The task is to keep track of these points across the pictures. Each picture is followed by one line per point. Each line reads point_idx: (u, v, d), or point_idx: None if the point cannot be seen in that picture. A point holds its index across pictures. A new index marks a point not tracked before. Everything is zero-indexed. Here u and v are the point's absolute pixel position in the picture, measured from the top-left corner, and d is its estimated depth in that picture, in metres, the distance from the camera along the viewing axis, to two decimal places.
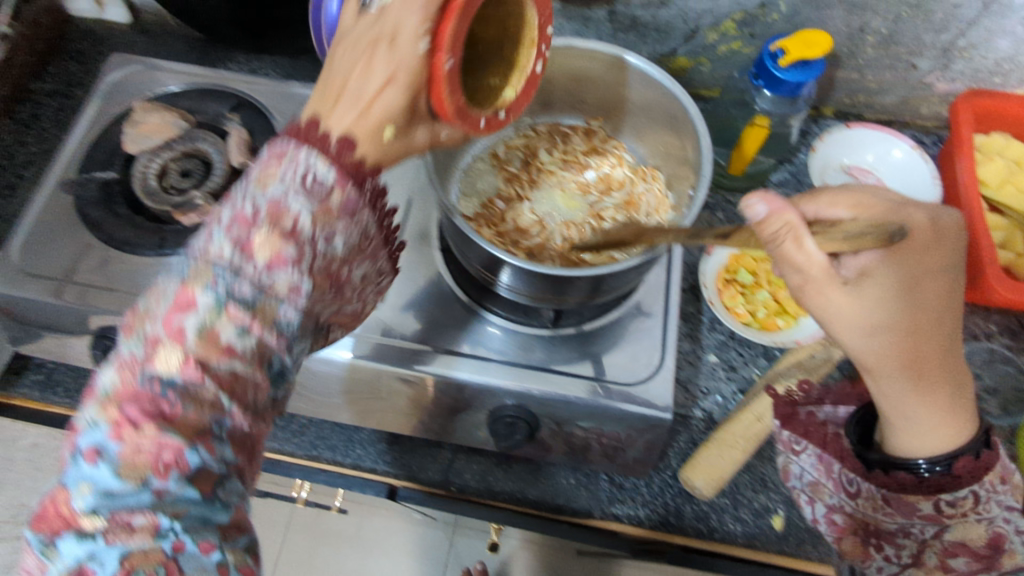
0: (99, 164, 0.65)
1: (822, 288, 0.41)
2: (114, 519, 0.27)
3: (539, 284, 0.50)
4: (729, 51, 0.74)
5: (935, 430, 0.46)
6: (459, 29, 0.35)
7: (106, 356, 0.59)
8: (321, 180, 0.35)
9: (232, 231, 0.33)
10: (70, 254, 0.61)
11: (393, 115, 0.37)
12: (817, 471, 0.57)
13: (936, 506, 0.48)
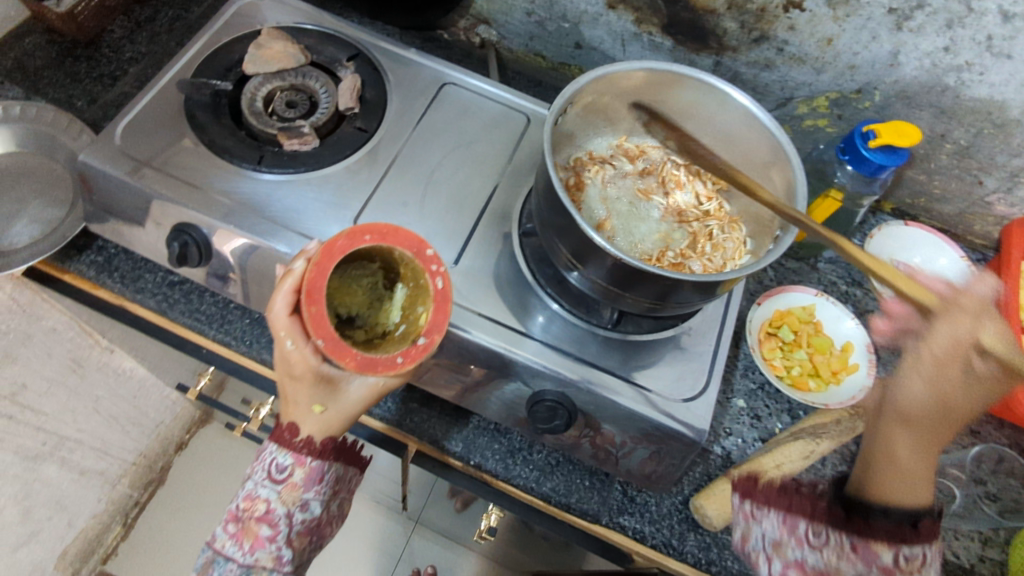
0: (215, 74, 0.68)
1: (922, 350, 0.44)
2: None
3: (619, 280, 0.53)
4: (813, 126, 0.79)
5: (910, 480, 0.45)
6: (314, 313, 0.44)
7: (181, 250, 0.60)
8: (282, 463, 0.52)
9: (228, 531, 0.53)
10: (170, 149, 0.63)
11: (319, 396, 0.49)
12: (782, 529, 0.49)
13: (895, 556, 0.44)
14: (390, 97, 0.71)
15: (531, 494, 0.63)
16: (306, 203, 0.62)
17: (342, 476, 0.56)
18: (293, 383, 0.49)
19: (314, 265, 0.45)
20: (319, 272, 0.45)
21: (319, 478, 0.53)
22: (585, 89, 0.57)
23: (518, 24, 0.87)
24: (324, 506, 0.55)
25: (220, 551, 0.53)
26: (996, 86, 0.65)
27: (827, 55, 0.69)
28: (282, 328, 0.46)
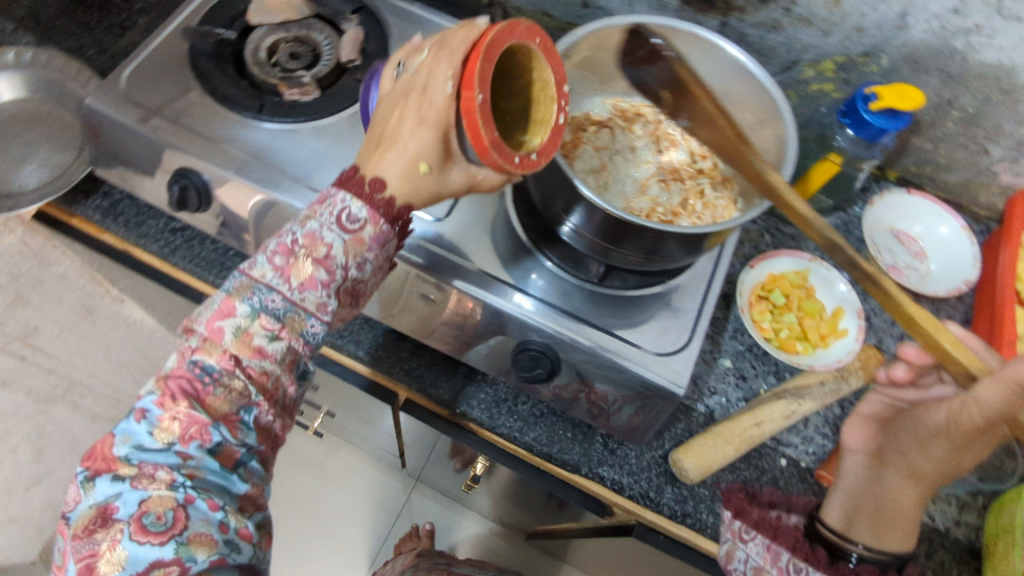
0: (220, 22, 0.68)
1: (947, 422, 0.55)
2: (179, 434, 0.43)
3: (605, 234, 0.54)
4: (819, 91, 0.78)
5: (904, 525, 0.58)
6: (484, 72, 0.41)
7: (180, 195, 0.62)
8: (355, 216, 0.46)
9: (274, 261, 0.45)
10: (176, 98, 0.64)
11: (431, 151, 0.45)
12: (764, 555, 0.60)
13: None
14: (391, 50, 0.71)
15: (515, 442, 0.65)
16: (305, 151, 0.63)
17: (395, 259, 0.50)
18: (413, 126, 0.45)
19: (498, 31, 0.41)
20: (501, 38, 0.41)
21: (386, 247, 0.48)
22: (582, 42, 0.56)
23: None
24: (376, 273, 0.49)
25: (262, 278, 0.45)
26: (1006, 50, 0.64)
27: (834, 16, 0.68)
28: (446, 67, 0.42)
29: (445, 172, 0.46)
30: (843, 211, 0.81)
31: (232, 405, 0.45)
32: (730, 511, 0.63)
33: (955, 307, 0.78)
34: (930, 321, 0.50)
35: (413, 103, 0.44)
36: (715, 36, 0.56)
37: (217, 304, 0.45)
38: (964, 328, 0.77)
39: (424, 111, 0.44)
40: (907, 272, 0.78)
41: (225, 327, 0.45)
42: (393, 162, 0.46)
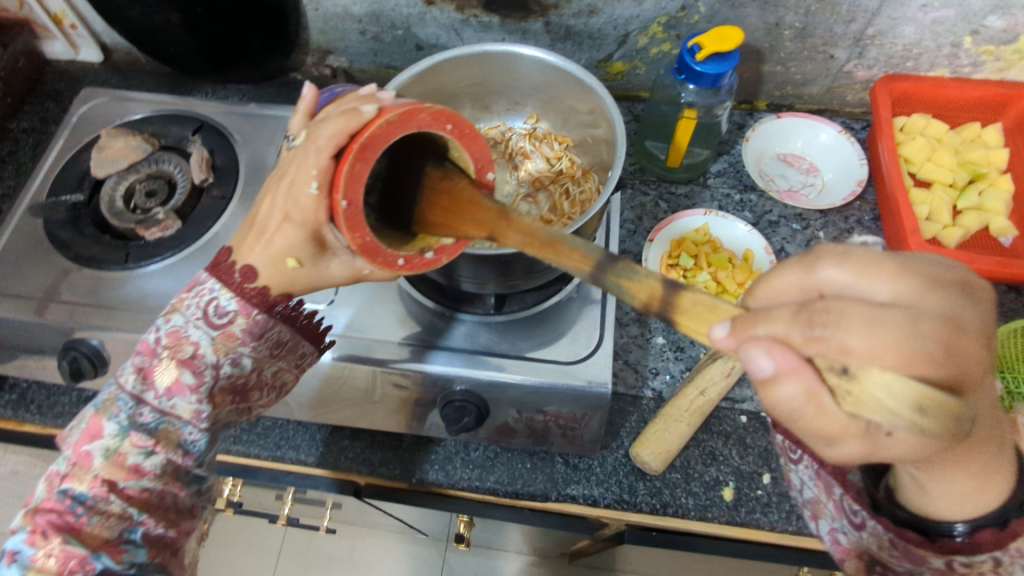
0: (68, 188, 0.69)
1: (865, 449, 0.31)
2: (56, 569, 0.40)
3: (476, 270, 0.54)
4: (660, 53, 0.79)
5: (974, 497, 0.39)
6: (355, 171, 0.39)
7: (73, 366, 0.59)
8: (223, 311, 0.46)
9: (141, 365, 0.45)
10: (43, 275, 0.64)
11: (300, 248, 0.45)
12: (833, 507, 0.50)
13: (946, 563, 0.41)
14: (241, 158, 0.72)
15: (478, 492, 0.64)
16: (181, 283, 0.63)
17: (281, 339, 0.50)
18: (282, 223, 0.44)
19: (385, 126, 0.38)
20: (386, 133, 0.38)
21: (263, 336, 0.48)
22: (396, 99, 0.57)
23: (358, 44, 0.88)
24: (257, 365, 0.49)
25: (127, 387, 0.44)
26: None
27: None
28: (314, 167, 0.40)
29: (324, 265, 0.46)
30: (727, 154, 0.82)
31: (114, 526, 0.43)
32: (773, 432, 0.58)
33: (860, 209, 0.77)
34: (694, 305, 0.35)
35: (286, 202, 0.43)
36: (513, 45, 0.57)
37: (87, 424, 0.44)
38: (875, 226, 0.76)
39: (295, 210, 0.43)
40: (805, 191, 0.78)
41: (93, 448, 0.43)
42: (262, 254, 0.45)
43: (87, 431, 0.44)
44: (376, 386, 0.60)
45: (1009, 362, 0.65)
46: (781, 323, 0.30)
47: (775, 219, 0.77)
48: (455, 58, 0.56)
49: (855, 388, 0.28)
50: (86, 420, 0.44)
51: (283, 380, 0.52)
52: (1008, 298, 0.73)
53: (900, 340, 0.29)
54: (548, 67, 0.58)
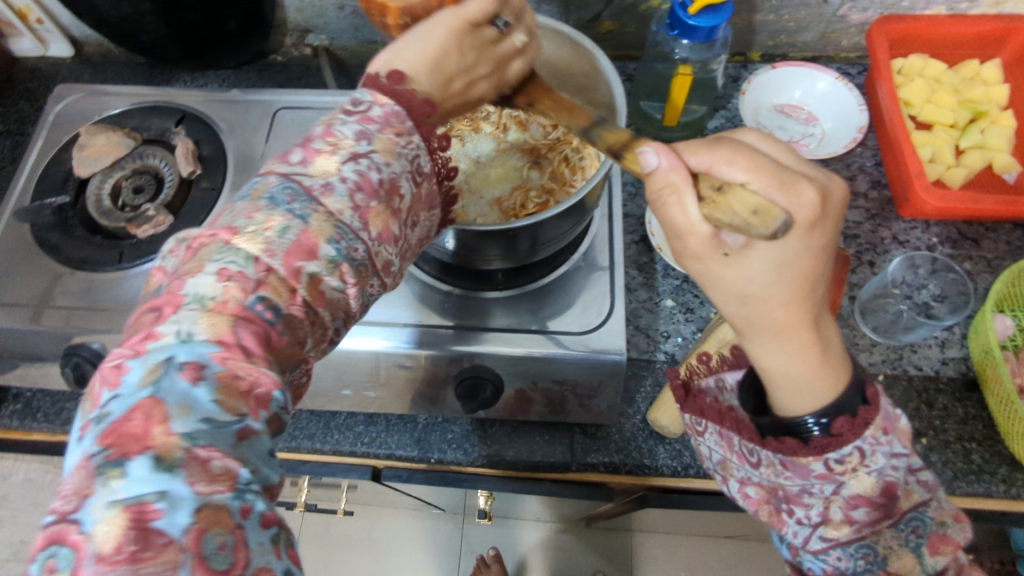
0: (52, 190, 0.67)
1: (703, 255, 0.37)
2: (245, 394, 0.29)
3: (487, 247, 0.53)
4: (650, 9, 0.77)
5: (813, 385, 0.39)
6: None
7: (76, 372, 0.58)
8: (423, 170, 0.39)
9: (350, 187, 0.36)
10: (38, 280, 0.62)
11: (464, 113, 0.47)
12: (724, 446, 0.49)
13: (825, 464, 0.40)
14: (228, 148, 0.69)
15: (498, 466, 0.64)
16: None
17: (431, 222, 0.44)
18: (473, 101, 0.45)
19: None
20: None
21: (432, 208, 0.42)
22: None
23: (337, 20, 0.84)
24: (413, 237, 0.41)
25: (336, 208, 0.35)
26: None
27: None
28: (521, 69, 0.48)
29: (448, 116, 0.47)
30: (723, 109, 0.80)
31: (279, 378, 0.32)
32: (679, 403, 0.54)
33: (862, 155, 0.76)
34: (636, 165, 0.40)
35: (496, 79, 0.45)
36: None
37: (285, 229, 0.33)
38: (878, 172, 0.75)
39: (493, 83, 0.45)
40: (805, 141, 0.76)
41: (302, 262, 0.33)
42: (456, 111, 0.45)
43: (277, 238, 0.33)
44: (390, 371, 0.60)
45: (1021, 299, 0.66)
46: (689, 145, 0.37)
47: None
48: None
49: (722, 197, 0.34)
50: (283, 222, 0.33)
51: None
52: (1015, 237, 0.72)
53: (781, 185, 0.34)
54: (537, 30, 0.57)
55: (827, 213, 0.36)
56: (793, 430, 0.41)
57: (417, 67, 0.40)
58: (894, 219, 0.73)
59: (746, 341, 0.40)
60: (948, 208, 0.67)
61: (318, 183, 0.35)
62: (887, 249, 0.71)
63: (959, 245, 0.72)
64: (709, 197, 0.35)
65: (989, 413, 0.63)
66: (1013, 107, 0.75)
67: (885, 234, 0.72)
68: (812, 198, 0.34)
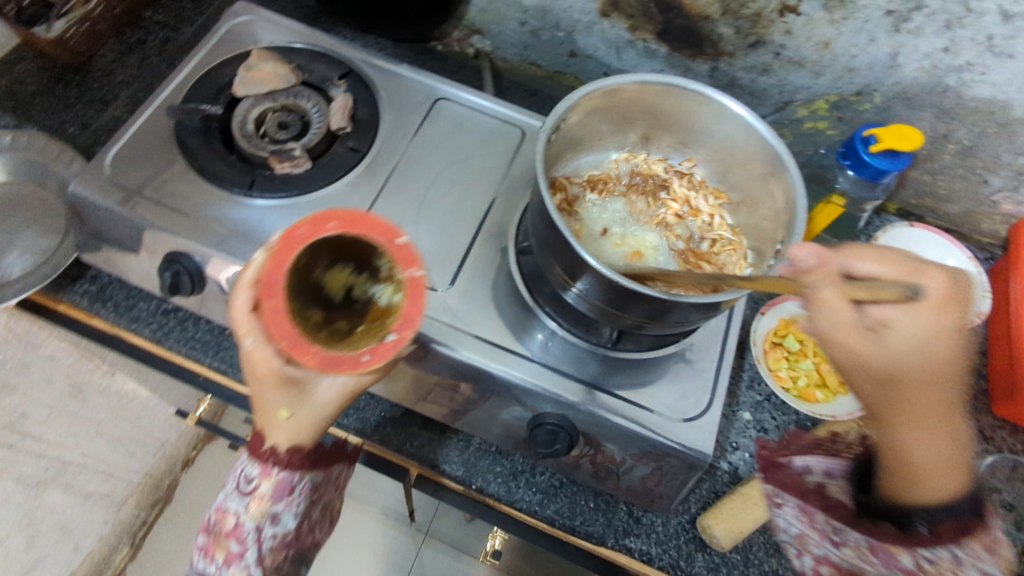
0: (205, 97, 0.67)
1: (846, 338, 0.38)
2: None
3: (602, 296, 0.52)
4: (814, 129, 0.77)
5: (925, 480, 0.43)
6: (270, 282, 0.40)
7: (173, 281, 0.59)
8: (249, 476, 0.51)
9: (207, 538, 0.53)
10: (165, 176, 0.62)
11: (283, 397, 0.46)
12: (804, 523, 0.55)
13: (913, 560, 0.47)
14: (382, 117, 0.70)
15: (535, 517, 0.63)
16: None
17: (314, 481, 0.54)
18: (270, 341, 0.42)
19: (273, 257, 0.41)
20: (275, 270, 0.41)
21: (288, 491, 0.52)
22: (577, 106, 0.55)
23: (512, 33, 0.84)
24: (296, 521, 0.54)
25: (209, 566, 0.53)
26: (999, 86, 0.64)
27: (825, 58, 0.68)
28: (247, 325, 0.43)
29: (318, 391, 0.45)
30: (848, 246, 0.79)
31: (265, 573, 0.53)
32: (761, 472, 0.61)
33: (969, 340, 0.76)
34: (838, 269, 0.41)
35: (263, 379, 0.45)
36: (698, 86, 0.55)
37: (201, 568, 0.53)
38: (980, 361, 0.75)
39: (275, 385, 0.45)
40: None
41: None
42: (283, 431, 0.48)
43: None
44: (473, 387, 0.59)
45: None
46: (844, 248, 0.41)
47: None
48: (637, 85, 0.56)
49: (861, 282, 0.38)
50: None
51: (332, 505, 0.60)
52: None
53: (912, 270, 0.40)
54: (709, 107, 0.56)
55: (955, 293, 0.39)
56: (905, 530, 0.47)
57: (281, 433, 0.48)
58: (982, 412, 0.73)
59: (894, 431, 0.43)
60: None
61: (201, 551, 0.54)
62: (969, 439, 0.71)
63: None
64: (852, 285, 0.38)
65: None
66: None
67: (971, 423, 0.72)
68: (940, 279, 0.39)
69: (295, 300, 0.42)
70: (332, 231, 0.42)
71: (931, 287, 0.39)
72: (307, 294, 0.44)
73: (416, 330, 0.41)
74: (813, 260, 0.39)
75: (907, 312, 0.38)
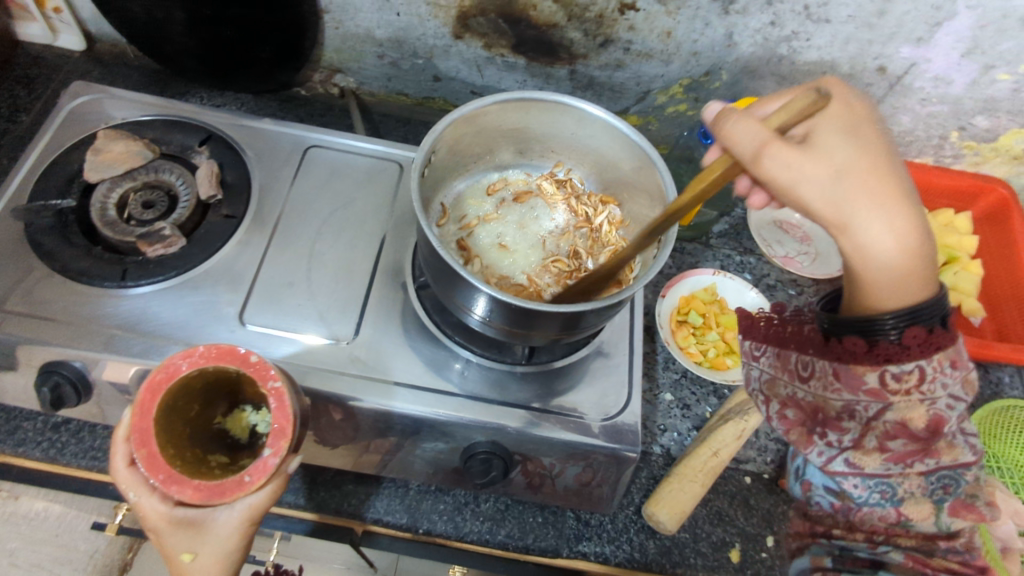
0: (54, 191, 0.63)
1: (789, 146, 0.41)
2: None
3: (504, 317, 0.52)
4: (675, 112, 0.81)
5: (907, 276, 0.42)
6: (141, 428, 0.43)
7: (54, 394, 0.55)
8: None
9: None
10: (25, 284, 0.58)
11: (185, 545, 0.46)
12: (776, 367, 0.52)
13: (880, 378, 0.44)
14: (253, 176, 0.68)
15: (488, 545, 0.64)
16: (185, 310, 0.59)
17: None
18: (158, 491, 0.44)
19: (138, 406, 0.43)
20: (142, 416, 0.43)
21: None
22: (444, 135, 0.56)
23: (373, 68, 0.84)
24: None
25: None
26: (824, 48, 0.69)
27: (669, 47, 0.72)
28: (129, 487, 0.45)
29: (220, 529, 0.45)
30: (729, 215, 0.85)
31: None
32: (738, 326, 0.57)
33: None
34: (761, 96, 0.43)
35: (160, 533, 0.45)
36: (556, 96, 0.57)
37: None
38: None
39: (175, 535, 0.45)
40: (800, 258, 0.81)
41: None
42: None
43: None
44: (402, 433, 0.58)
45: (984, 437, 0.74)
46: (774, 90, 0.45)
47: (773, 283, 0.80)
48: (497, 106, 0.57)
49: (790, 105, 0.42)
50: None
51: None
52: (975, 374, 0.80)
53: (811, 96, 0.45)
54: (569, 113, 0.58)
55: (862, 112, 0.45)
56: (871, 342, 0.44)
57: None
58: None
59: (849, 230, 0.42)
60: None
61: None
62: None
63: None
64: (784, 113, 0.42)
65: None
66: (979, 257, 0.85)
67: None
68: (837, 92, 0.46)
69: (171, 440, 0.44)
70: (190, 371, 0.45)
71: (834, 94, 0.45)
72: (200, 432, 0.49)
73: (291, 435, 0.45)
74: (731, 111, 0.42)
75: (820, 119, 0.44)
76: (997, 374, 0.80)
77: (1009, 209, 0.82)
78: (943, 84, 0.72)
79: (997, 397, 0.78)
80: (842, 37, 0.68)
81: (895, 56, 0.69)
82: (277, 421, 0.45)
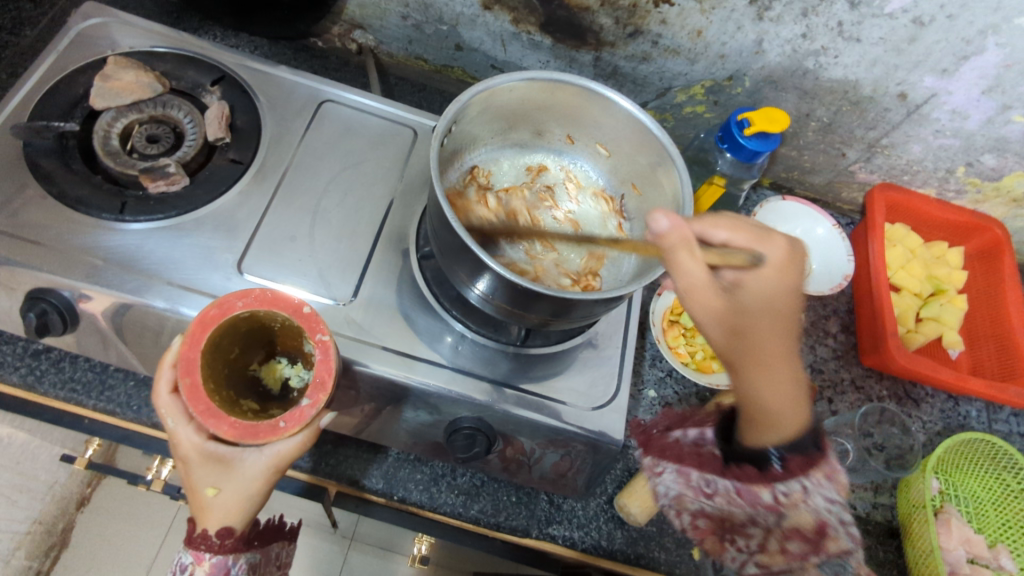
0: (57, 112, 0.61)
1: (698, 294, 0.45)
2: None
3: (508, 296, 0.52)
4: (692, 113, 0.81)
5: (765, 429, 0.50)
6: (190, 359, 0.44)
7: (40, 321, 0.54)
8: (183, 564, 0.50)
9: None
10: (17, 205, 0.56)
11: (209, 478, 0.47)
12: (679, 479, 0.59)
13: (772, 495, 0.53)
14: (264, 123, 0.66)
15: (460, 518, 0.64)
16: (182, 251, 0.58)
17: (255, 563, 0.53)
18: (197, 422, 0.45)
19: (188, 337, 0.45)
20: (191, 346, 0.45)
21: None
22: (468, 107, 0.55)
23: (395, 28, 0.82)
24: None
25: None
26: (850, 67, 0.70)
27: (698, 46, 0.71)
28: (167, 412, 0.47)
29: (246, 470, 0.47)
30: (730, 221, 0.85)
31: None
32: (641, 447, 0.64)
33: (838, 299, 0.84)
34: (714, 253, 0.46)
35: (188, 462, 0.47)
36: (583, 81, 0.56)
37: None
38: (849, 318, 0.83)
39: (201, 466, 0.47)
40: None
41: None
42: (218, 513, 0.49)
43: None
44: (387, 399, 0.58)
45: (946, 466, 0.77)
46: (707, 225, 0.48)
47: None
48: (523, 82, 0.56)
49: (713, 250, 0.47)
50: None
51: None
52: (947, 406, 0.82)
53: (753, 238, 0.48)
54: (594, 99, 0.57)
55: (784, 258, 0.48)
56: (760, 469, 0.53)
57: (217, 516, 0.49)
58: (854, 363, 0.81)
59: (737, 377, 0.48)
60: (909, 369, 0.76)
61: None
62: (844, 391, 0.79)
63: (904, 402, 0.80)
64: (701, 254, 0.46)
65: (903, 560, 0.71)
66: (964, 292, 0.87)
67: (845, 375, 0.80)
68: (782, 247, 0.48)
69: (212, 374, 0.46)
70: (242, 312, 0.47)
71: (772, 254, 0.47)
72: (236, 374, 0.50)
73: (329, 390, 0.46)
74: (678, 230, 0.45)
75: (757, 275, 0.47)
76: (967, 407, 0.82)
77: (1001, 250, 0.84)
78: (960, 118, 0.73)
79: (964, 429, 0.80)
80: (869, 58, 0.68)
81: (918, 85, 0.70)
82: (319, 375, 0.46)
